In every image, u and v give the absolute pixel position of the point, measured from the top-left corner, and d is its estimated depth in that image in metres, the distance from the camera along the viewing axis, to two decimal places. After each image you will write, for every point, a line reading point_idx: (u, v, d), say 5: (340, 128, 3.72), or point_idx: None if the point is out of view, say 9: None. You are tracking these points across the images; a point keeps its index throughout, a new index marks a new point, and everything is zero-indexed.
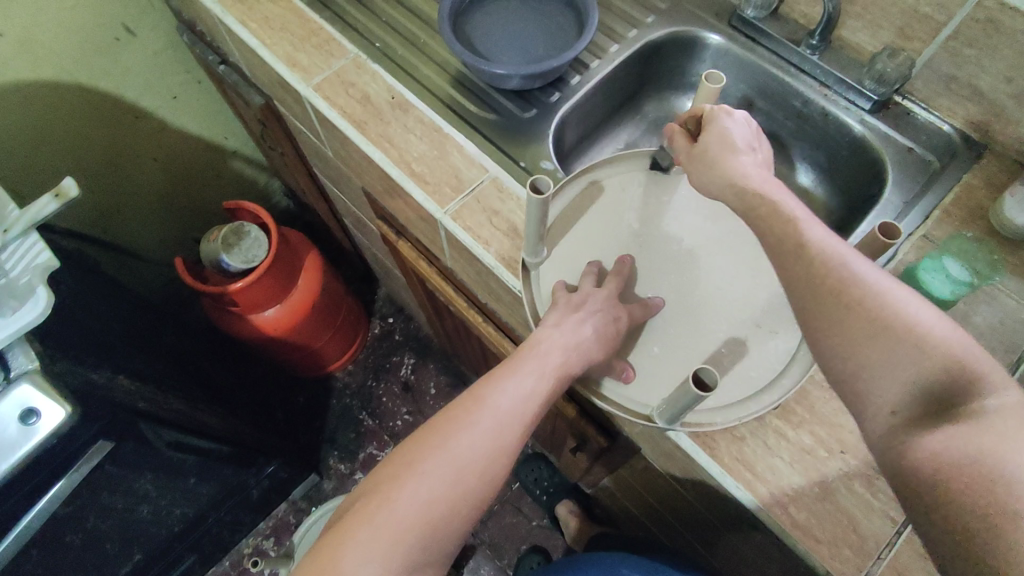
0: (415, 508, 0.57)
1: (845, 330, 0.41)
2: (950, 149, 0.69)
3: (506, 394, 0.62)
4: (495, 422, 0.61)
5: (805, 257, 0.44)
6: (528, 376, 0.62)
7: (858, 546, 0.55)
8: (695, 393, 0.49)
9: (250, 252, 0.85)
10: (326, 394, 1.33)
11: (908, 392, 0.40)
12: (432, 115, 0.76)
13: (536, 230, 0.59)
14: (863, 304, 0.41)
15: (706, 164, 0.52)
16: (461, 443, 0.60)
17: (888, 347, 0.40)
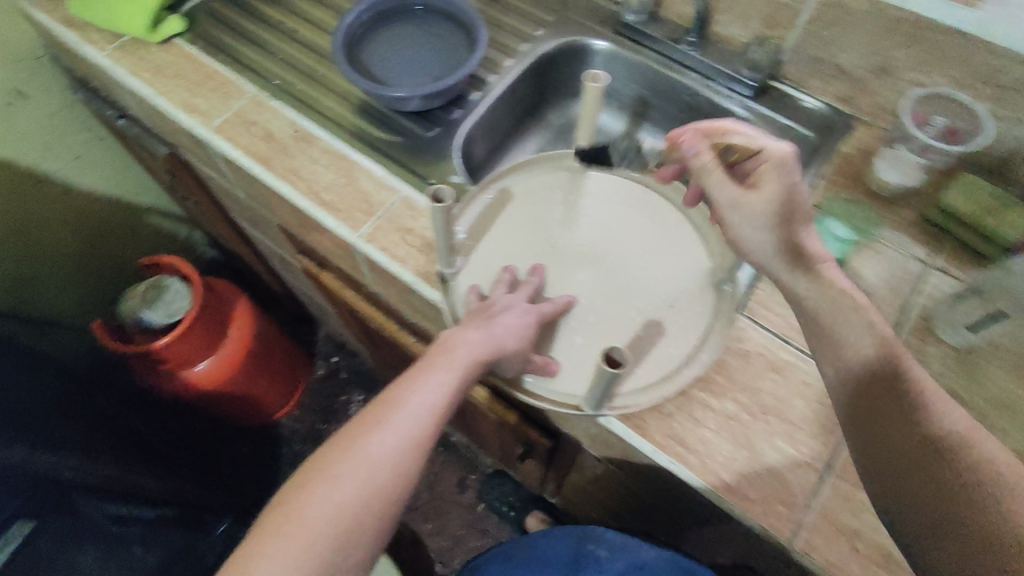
0: (325, 520, 0.45)
1: (889, 442, 0.44)
2: (827, 124, 0.71)
3: (422, 387, 0.51)
4: (414, 417, 0.50)
5: (884, 368, 0.46)
6: (444, 370, 0.51)
7: (789, 501, 0.52)
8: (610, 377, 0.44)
9: (172, 304, 1.03)
10: (274, 442, 1.41)
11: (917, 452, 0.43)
12: (337, 144, 0.71)
13: (446, 241, 0.54)
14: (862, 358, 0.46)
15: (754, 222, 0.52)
16: (372, 443, 0.48)
17: (887, 413, 0.44)
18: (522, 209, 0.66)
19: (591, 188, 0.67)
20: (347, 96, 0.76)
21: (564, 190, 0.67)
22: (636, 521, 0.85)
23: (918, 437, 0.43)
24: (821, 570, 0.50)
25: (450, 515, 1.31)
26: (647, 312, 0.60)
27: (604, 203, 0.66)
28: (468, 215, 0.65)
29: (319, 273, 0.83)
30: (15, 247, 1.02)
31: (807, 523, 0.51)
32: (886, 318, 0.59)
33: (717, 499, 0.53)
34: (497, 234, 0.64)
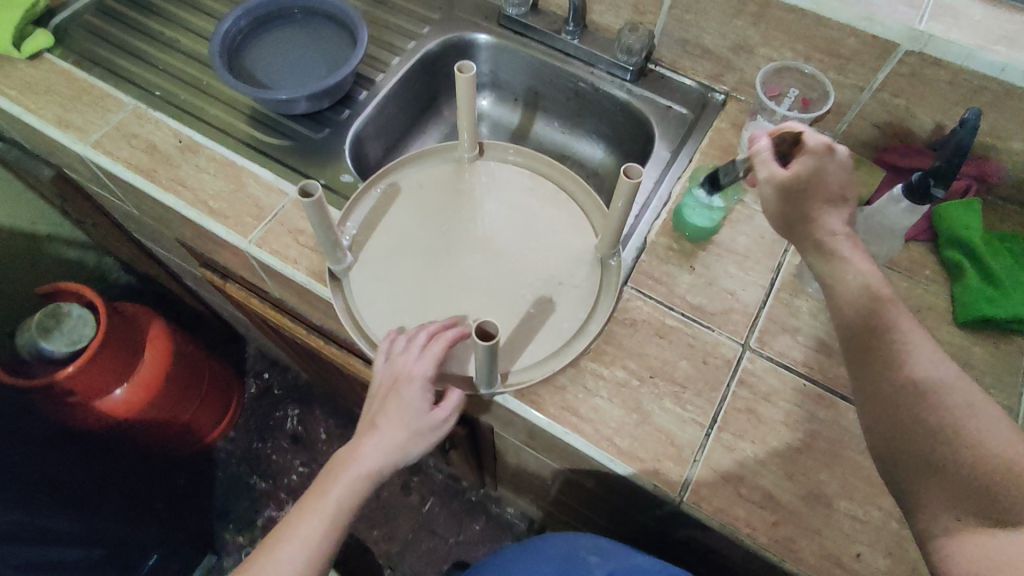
0: None
1: (883, 373, 0.43)
2: (701, 102, 0.77)
3: (317, 506, 0.54)
4: (306, 537, 0.53)
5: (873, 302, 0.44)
6: (338, 484, 0.54)
7: (678, 456, 0.55)
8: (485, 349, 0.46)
9: (75, 331, 0.99)
10: (210, 468, 1.36)
11: (906, 390, 0.42)
12: (223, 151, 0.70)
13: (325, 234, 0.56)
14: (862, 311, 0.44)
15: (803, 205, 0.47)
16: (268, 568, 0.52)
17: (880, 356, 0.43)
18: (412, 201, 0.67)
19: (479, 177, 0.69)
20: (234, 104, 0.75)
21: (454, 180, 0.69)
22: (569, 501, 0.86)
23: (904, 375, 0.42)
24: (710, 517, 0.53)
25: (397, 520, 1.30)
26: (538, 292, 0.62)
27: (493, 190, 0.68)
28: (357, 212, 0.66)
29: (223, 284, 0.81)
30: None
31: (695, 475, 0.54)
32: (760, 278, 0.63)
33: (612, 462, 0.55)
34: (386, 229, 0.65)
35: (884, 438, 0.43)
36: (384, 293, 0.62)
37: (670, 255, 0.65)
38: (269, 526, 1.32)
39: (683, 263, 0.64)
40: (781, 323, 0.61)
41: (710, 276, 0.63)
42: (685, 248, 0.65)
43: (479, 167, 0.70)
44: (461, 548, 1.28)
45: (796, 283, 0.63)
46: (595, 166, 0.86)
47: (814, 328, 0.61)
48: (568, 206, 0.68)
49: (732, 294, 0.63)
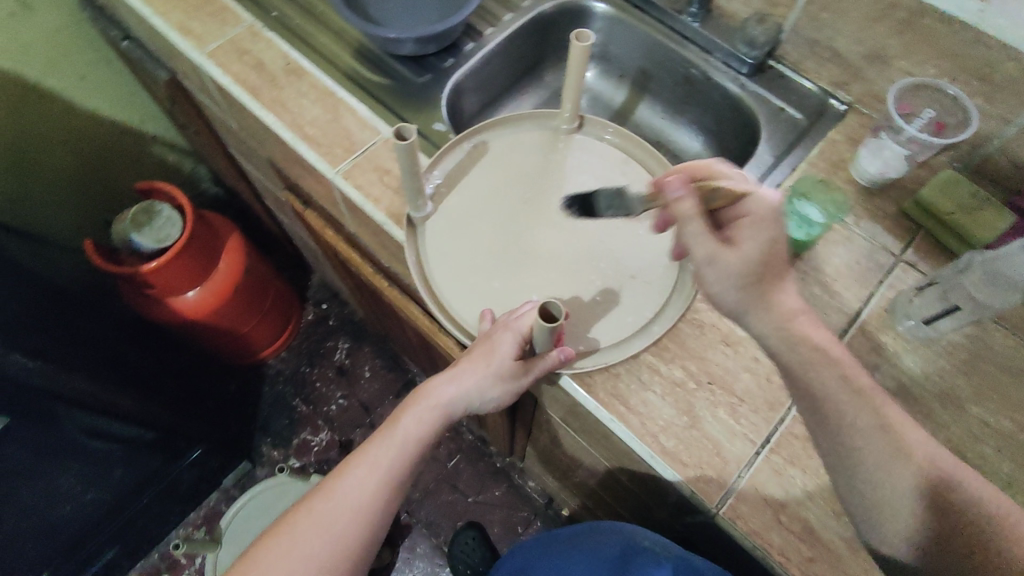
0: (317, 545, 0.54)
1: (926, 510, 0.43)
2: (819, 109, 0.70)
3: (396, 430, 0.58)
4: (382, 464, 0.57)
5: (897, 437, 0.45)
6: (416, 413, 0.58)
7: (721, 468, 0.53)
8: (547, 329, 0.49)
9: (162, 230, 1.03)
10: (259, 381, 1.43)
11: (933, 511, 0.44)
12: (326, 80, 0.71)
13: (411, 180, 0.56)
14: (881, 430, 0.45)
15: (729, 272, 0.47)
16: (355, 483, 0.57)
17: (910, 502, 0.43)
18: (499, 162, 0.66)
19: (573, 150, 0.67)
20: (344, 35, 0.76)
21: (547, 150, 0.67)
22: (595, 486, 0.86)
23: (955, 516, 0.43)
24: (743, 537, 0.52)
25: (422, 469, 1.34)
26: (605, 279, 0.61)
27: (584, 167, 0.66)
28: (444, 163, 0.66)
29: (303, 210, 0.84)
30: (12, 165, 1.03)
31: (736, 490, 0.53)
32: (847, 304, 0.60)
33: (652, 460, 0.54)
34: (469, 185, 0.65)
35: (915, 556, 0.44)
36: (456, 247, 0.62)
37: None
38: (304, 447, 1.38)
39: None
40: (860, 356, 0.57)
41: (792, 293, 0.60)
42: None
43: (575, 140, 0.68)
44: (477, 508, 1.31)
45: (884, 317, 0.59)
46: (690, 158, 0.83)
47: (896, 369, 0.57)
48: None
49: (813, 316, 0.59)
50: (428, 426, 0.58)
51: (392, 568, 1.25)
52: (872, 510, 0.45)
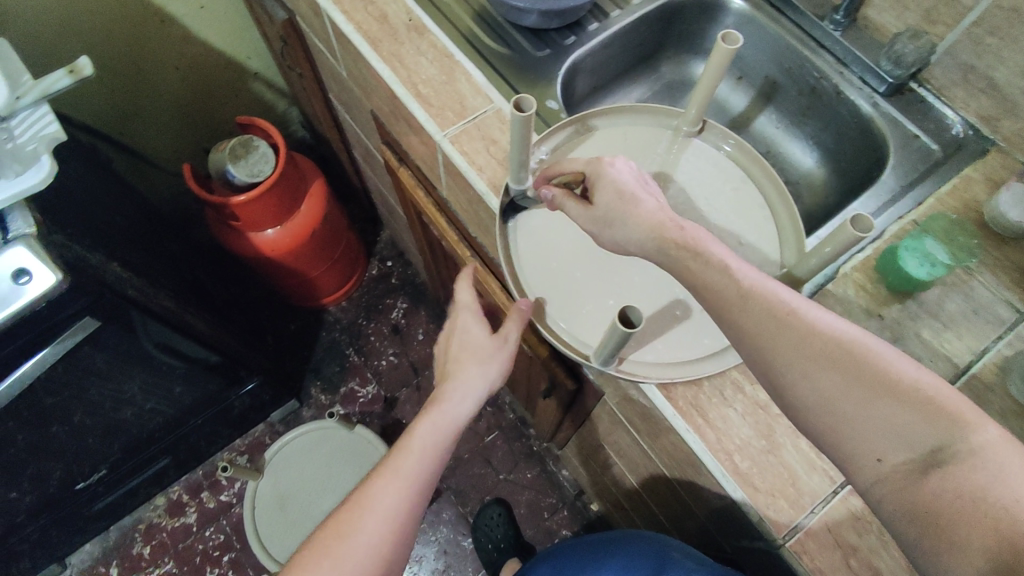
0: (377, 533, 0.53)
1: (820, 381, 0.40)
2: (957, 142, 0.66)
3: (444, 413, 0.60)
4: (410, 472, 0.56)
5: (784, 319, 0.42)
6: (460, 398, 0.61)
7: (795, 500, 0.51)
8: (622, 333, 0.45)
9: (256, 166, 1.06)
10: (317, 325, 1.47)
11: (858, 402, 0.40)
12: (446, 41, 0.70)
13: (521, 156, 0.54)
14: (790, 323, 0.42)
15: (613, 221, 0.47)
16: (409, 466, 0.56)
17: (802, 365, 0.41)
18: (605, 148, 0.64)
19: (689, 156, 0.63)
20: None
21: (661, 150, 0.64)
22: (638, 490, 0.85)
23: (840, 381, 0.40)
24: (806, 574, 0.50)
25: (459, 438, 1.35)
26: (676, 293, 0.57)
27: (695, 176, 0.62)
28: (552, 139, 0.64)
29: (396, 167, 0.84)
30: (126, 84, 1.09)
31: (807, 525, 0.51)
32: (956, 355, 0.56)
33: (723, 478, 0.52)
34: (570, 167, 0.63)
35: (872, 451, 0.40)
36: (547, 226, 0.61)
37: (861, 295, 0.58)
38: (350, 396, 1.42)
39: (873, 307, 0.58)
40: None
41: (899, 332, 0.57)
42: (881, 294, 0.58)
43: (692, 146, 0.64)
44: (507, 486, 1.32)
45: (994, 375, 0.55)
46: (799, 174, 0.79)
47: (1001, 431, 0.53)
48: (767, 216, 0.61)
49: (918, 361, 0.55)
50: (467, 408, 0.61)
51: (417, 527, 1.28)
52: (816, 416, 0.41)
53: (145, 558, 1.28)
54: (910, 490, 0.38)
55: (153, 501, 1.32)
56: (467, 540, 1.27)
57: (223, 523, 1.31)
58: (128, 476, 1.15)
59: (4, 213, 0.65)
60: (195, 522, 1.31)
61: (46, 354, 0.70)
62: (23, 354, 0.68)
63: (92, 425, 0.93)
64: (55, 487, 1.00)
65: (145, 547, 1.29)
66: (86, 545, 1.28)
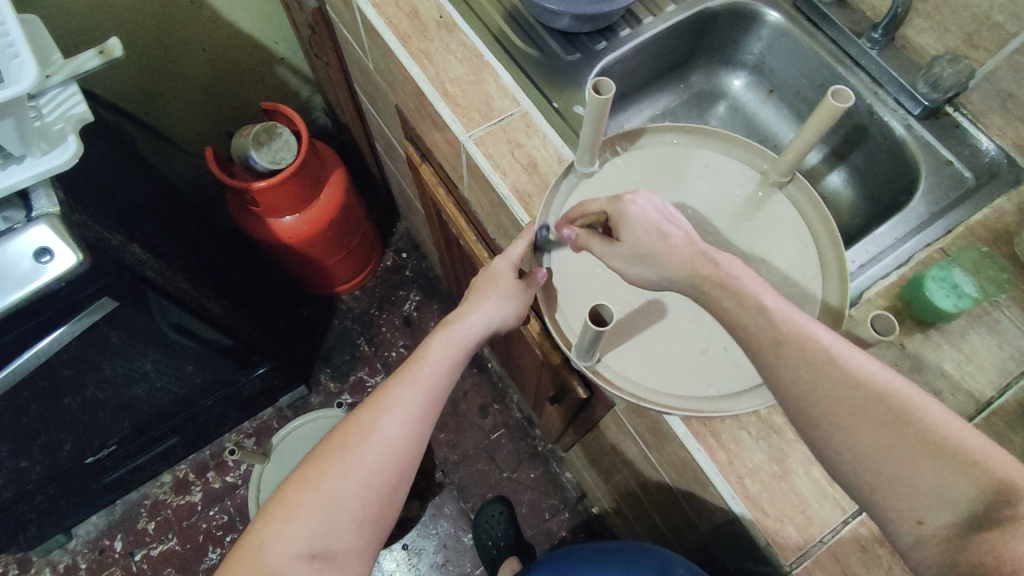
0: (374, 459, 0.54)
1: (843, 426, 0.39)
2: (992, 170, 0.65)
3: (442, 347, 0.59)
4: (427, 382, 0.58)
5: (804, 359, 0.40)
6: (455, 336, 0.60)
7: (804, 527, 0.51)
8: (591, 331, 0.46)
9: (278, 153, 1.06)
10: (329, 313, 1.48)
11: (882, 446, 0.38)
12: (476, 41, 0.70)
13: (592, 137, 0.53)
14: (852, 392, 0.39)
15: (641, 259, 0.46)
16: (406, 397, 0.56)
17: (828, 406, 0.39)
18: (670, 161, 0.59)
19: (774, 211, 0.57)
20: None
21: (742, 197, 0.58)
22: (642, 500, 0.85)
23: (863, 426, 0.39)
24: None
25: (464, 433, 1.36)
26: (658, 290, 0.55)
27: (768, 229, 0.56)
28: (643, 139, 0.61)
29: (418, 163, 0.84)
30: (153, 63, 1.09)
31: (814, 554, 0.50)
32: (978, 389, 0.55)
33: (732, 500, 0.52)
34: (645, 170, 0.59)
35: (913, 512, 0.38)
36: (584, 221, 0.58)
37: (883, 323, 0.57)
38: (358, 385, 1.42)
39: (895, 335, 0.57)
40: None
41: (921, 362, 0.55)
42: (904, 323, 0.57)
43: (780, 200, 0.57)
44: (510, 485, 1.32)
45: (1015, 412, 0.54)
46: (826, 191, 0.77)
47: None
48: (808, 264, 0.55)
49: (939, 393, 0.54)
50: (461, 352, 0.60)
51: (417, 520, 1.28)
52: (860, 475, 0.39)
53: (149, 533, 1.30)
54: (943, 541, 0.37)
55: (160, 478, 1.34)
56: (467, 536, 1.28)
57: (227, 504, 1.32)
58: (137, 452, 1.17)
59: (29, 191, 0.65)
60: (200, 501, 1.32)
61: (63, 332, 0.71)
62: (42, 331, 0.69)
63: (104, 400, 0.94)
64: (66, 458, 1.01)
65: (150, 523, 1.31)
66: (93, 517, 1.30)
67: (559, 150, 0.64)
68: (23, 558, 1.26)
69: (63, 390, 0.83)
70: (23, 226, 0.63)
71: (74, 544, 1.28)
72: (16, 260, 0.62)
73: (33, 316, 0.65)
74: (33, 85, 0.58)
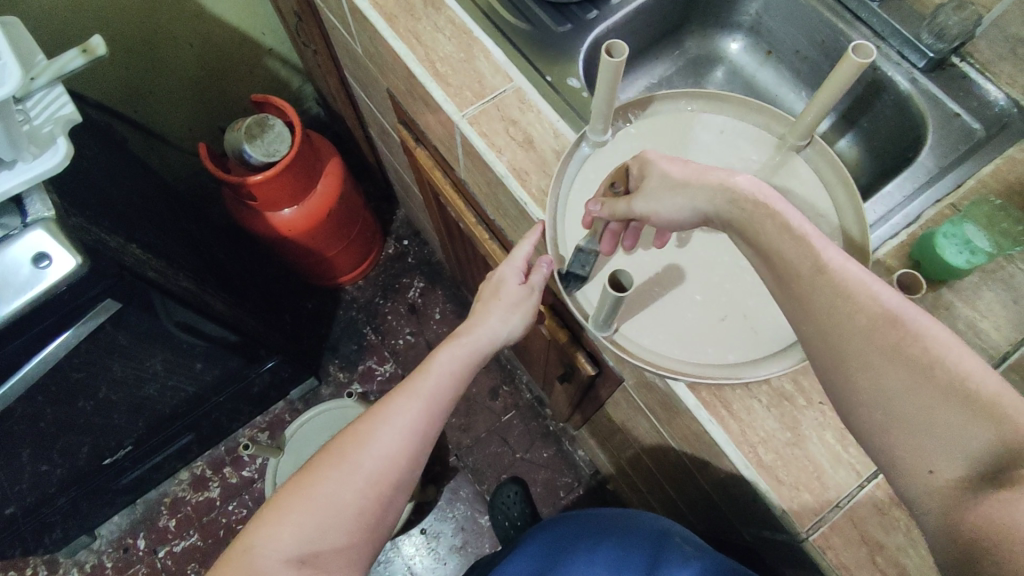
0: (373, 467, 0.54)
1: (874, 371, 0.36)
2: (1001, 120, 0.63)
3: (446, 359, 0.59)
4: (429, 394, 0.57)
5: (819, 282, 0.39)
6: (457, 349, 0.60)
7: (819, 493, 0.50)
8: (613, 298, 0.45)
9: (272, 146, 1.05)
10: (334, 304, 1.48)
11: (904, 390, 0.35)
12: (464, 17, 0.68)
13: (605, 104, 0.52)
14: (884, 334, 0.37)
15: (668, 187, 0.46)
16: (406, 406, 0.56)
17: (854, 344, 0.37)
18: (682, 129, 0.59)
19: (792, 176, 0.56)
20: None
21: (758, 163, 0.57)
22: (656, 474, 0.85)
23: (888, 365, 0.36)
24: (831, 568, 0.49)
25: (476, 416, 1.36)
26: (670, 258, 0.55)
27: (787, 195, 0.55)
28: (655, 105, 0.60)
29: (413, 147, 0.83)
30: (141, 61, 1.08)
31: (831, 519, 0.50)
32: (993, 345, 0.54)
33: (746, 470, 0.51)
34: (658, 138, 0.58)
35: (924, 462, 0.35)
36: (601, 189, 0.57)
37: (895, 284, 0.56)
38: (368, 374, 1.43)
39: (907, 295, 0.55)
40: None
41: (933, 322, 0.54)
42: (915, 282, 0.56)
43: (798, 165, 0.56)
44: (524, 465, 1.33)
45: None
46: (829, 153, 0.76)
47: None
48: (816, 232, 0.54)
49: None
50: (465, 364, 0.60)
51: (434, 504, 1.29)
52: (867, 408, 0.37)
53: (171, 530, 1.32)
54: (953, 499, 0.34)
55: (177, 475, 1.35)
56: (484, 518, 1.29)
57: (245, 498, 1.34)
58: (153, 451, 1.18)
59: (22, 197, 0.64)
60: (218, 497, 1.34)
61: (69, 336, 0.71)
62: (48, 335, 0.69)
63: (117, 402, 0.95)
64: (84, 460, 1.02)
65: (171, 520, 1.32)
66: (115, 517, 1.32)
67: (555, 125, 0.63)
68: (50, 560, 1.28)
69: (75, 393, 0.83)
70: (19, 231, 0.62)
71: (98, 544, 1.30)
72: (15, 266, 0.61)
73: (37, 321, 0.64)
74: (16, 87, 0.57)
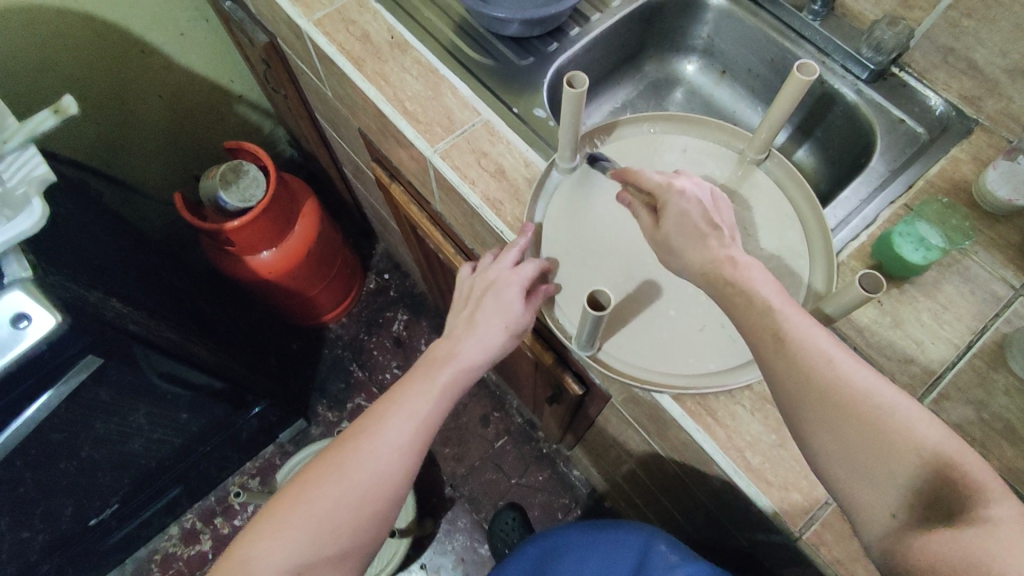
0: (366, 484, 0.51)
1: (832, 431, 0.39)
2: (943, 123, 0.67)
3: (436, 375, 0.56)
4: (422, 407, 0.54)
5: (786, 352, 0.41)
6: (445, 366, 0.55)
7: (808, 492, 0.52)
8: (591, 317, 0.46)
9: (247, 191, 1.06)
10: (319, 344, 1.47)
11: (860, 447, 0.38)
12: (429, 56, 0.71)
13: (572, 133, 0.54)
14: (833, 393, 0.40)
15: (670, 251, 0.47)
16: (398, 423, 0.54)
17: (809, 405, 0.40)
18: (648, 150, 0.61)
19: (754, 188, 0.59)
20: (447, 10, 0.75)
21: (722, 177, 0.59)
22: (651, 488, 0.86)
23: (842, 425, 0.39)
24: (825, 564, 0.50)
25: (469, 444, 1.36)
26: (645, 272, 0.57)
27: (751, 207, 0.58)
28: (620, 129, 0.63)
29: (388, 183, 0.84)
30: (109, 116, 1.08)
31: (821, 517, 0.51)
32: (956, 335, 0.56)
33: (736, 475, 0.53)
34: (626, 160, 0.61)
35: (882, 508, 0.38)
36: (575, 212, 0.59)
37: None
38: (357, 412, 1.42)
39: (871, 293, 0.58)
40: (965, 392, 0.55)
41: (898, 317, 0.57)
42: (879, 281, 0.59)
43: (758, 176, 0.59)
44: (520, 490, 1.32)
45: (995, 352, 0.56)
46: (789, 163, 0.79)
47: (1004, 408, 0.54)
48: (781, 240, 0.56)
49: (919, 344, 0.56)
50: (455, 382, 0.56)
51: (432, 538, 1.28)
52: (830, 463, 0.40)
53: None
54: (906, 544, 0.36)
55: (167, 531, 1.32)
56: (483, 547, 1.28)
57: None
58: (140, 508, 1.15)
59: None
60: (211, 549, 1.31)
61: (51, 395, 0.70)
62: (28, 398, 0.67)
63: (100, 460, 0.93)
64: (69, 524, 1.00)
65: None
66: None
67: (525, 154, 0.65)
68: None
69: (59, 454, 0.82)
70: None
71: None
72: None
73: (18, 383, 0.64)
74: None
